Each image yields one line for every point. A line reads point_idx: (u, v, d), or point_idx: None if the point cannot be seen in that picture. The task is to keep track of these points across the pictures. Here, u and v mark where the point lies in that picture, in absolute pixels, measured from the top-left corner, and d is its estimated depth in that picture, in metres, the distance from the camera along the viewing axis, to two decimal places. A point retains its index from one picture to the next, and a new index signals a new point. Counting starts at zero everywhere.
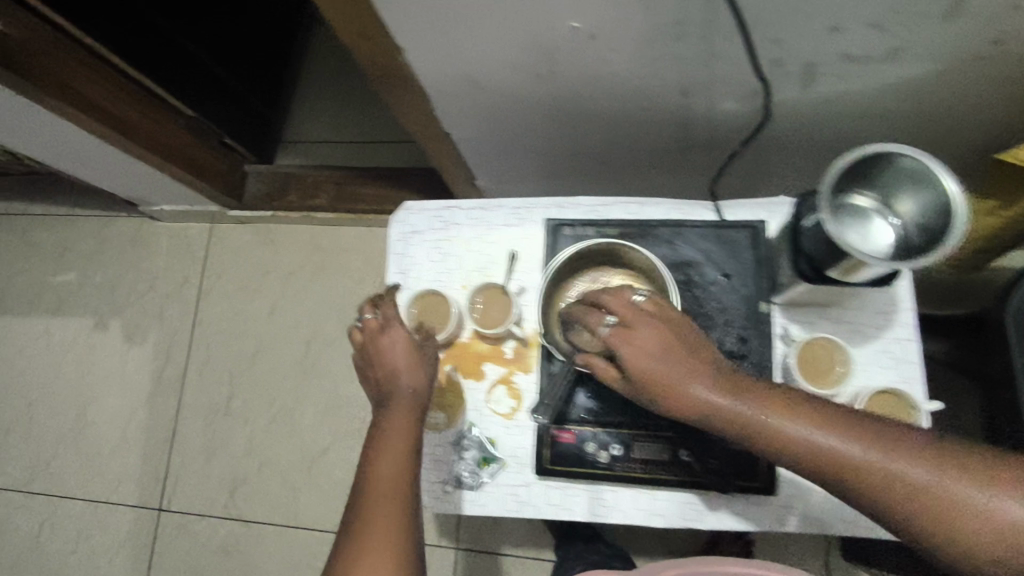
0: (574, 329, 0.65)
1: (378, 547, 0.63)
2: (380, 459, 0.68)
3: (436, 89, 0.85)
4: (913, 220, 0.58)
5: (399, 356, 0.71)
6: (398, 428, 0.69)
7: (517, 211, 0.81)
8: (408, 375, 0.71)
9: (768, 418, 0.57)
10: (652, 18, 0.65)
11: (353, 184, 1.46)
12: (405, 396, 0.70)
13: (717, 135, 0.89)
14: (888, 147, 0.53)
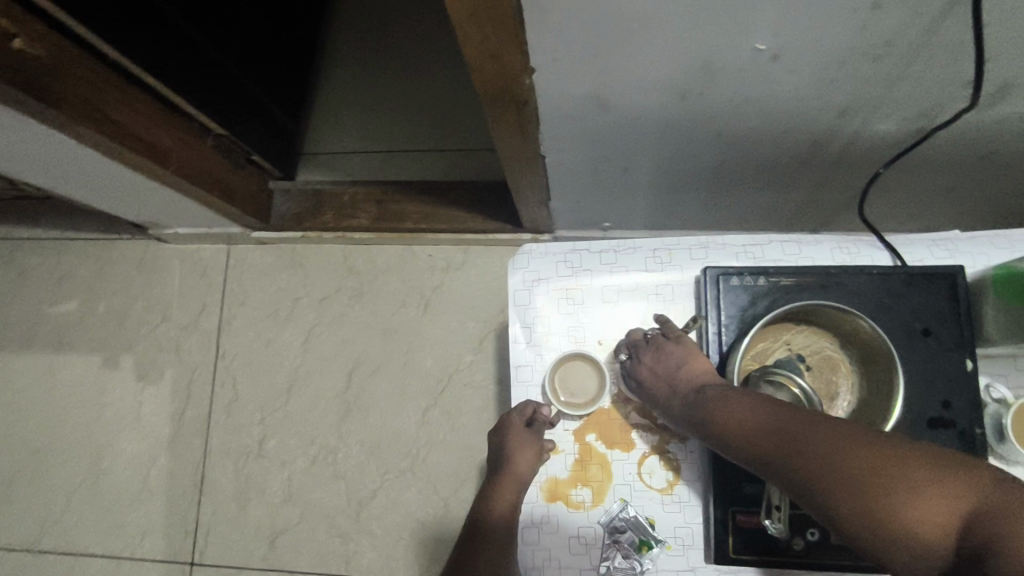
0: (631, 357, 0.72)
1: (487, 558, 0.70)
2: (499, 517, 0.72)
3: (555, 113, 0.75)
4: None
5: (520, 448, 0.72)
6: (502, 503, 0.73)
7: (657, 255, 0.77)
8: (519, 467, 0.72)
9: (801, 437, 0.56)
10: (857, 35, 0.56)
11: (395, 201, 1.32)
12: (509, 480, 0.73)
13: (851, 160, 0.81)
14: None
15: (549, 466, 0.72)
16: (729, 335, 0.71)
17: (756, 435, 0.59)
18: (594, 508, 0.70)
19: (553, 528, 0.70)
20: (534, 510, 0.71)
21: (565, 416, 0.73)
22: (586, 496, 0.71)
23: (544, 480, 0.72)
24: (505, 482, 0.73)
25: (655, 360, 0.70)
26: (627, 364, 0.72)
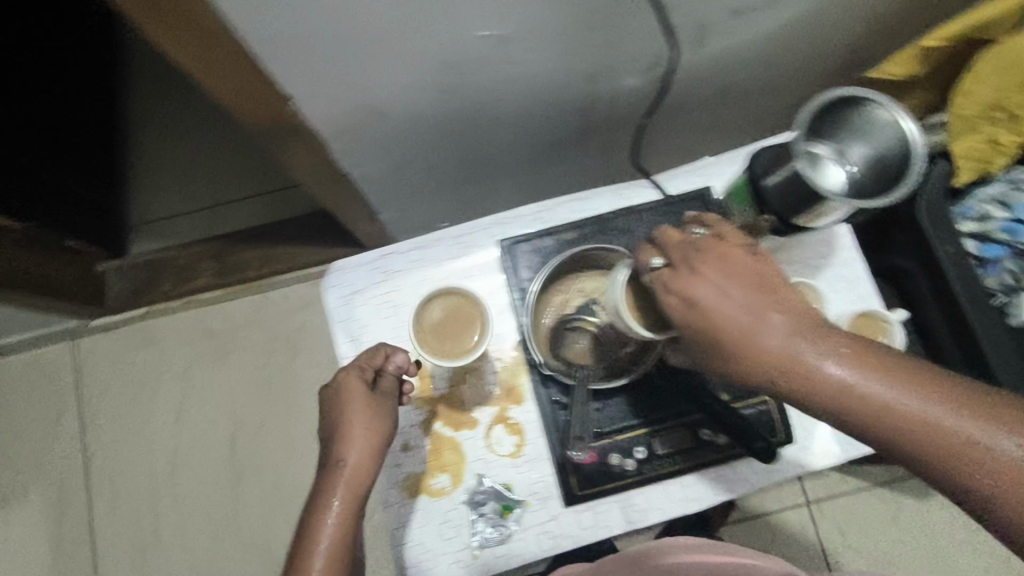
0: (682, 269, 0.58)
1: (321, 551, 0.60)
2: (320, 510, 0.62)
3: (332, 132, 0.76)
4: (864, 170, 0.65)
5: (357, 419, 0.65)
6: (332, 495, 0.63)
7: (459, 240, 0.76)
8: (349, 445, 0.65)
9: (923, 391, 0.50)
10: (560, 8, 0.62)
11: (231, 252, 1.32)
12: (342, 466, 0.64)
13: (619, 115, 0.89)
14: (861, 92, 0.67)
15: (404, 464, 0.71)
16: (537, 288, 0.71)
17: (801, 385, 0.52)
18: (455, 490, 0.71)
19: (417, 522, 0.70)
20: (397, 512, 0.70)
21: (409, 411, 0.72)
22: (446, 482, 0.71)
23: (403, 478, 0.71)
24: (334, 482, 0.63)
25: (733, 268, 0.57)
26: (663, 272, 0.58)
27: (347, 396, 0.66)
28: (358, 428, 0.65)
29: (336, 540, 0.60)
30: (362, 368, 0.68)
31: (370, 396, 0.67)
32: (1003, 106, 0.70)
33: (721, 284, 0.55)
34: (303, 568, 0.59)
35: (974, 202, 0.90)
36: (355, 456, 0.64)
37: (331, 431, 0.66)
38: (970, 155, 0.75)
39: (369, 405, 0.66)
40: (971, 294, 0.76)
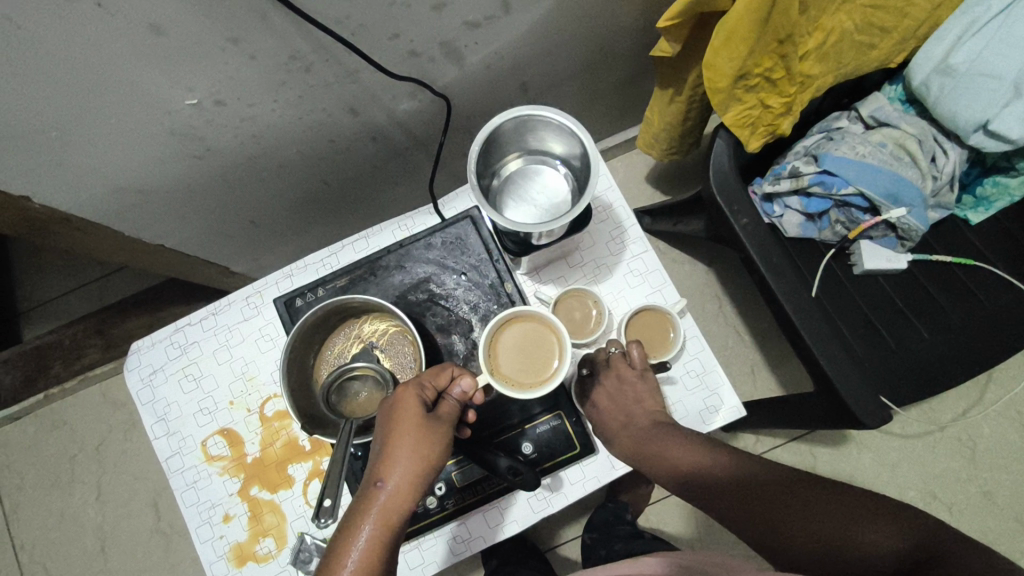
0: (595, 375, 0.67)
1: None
2: (337, 552, 0.48)
3: (105, 216, 0.75)
4: (564, 155, 0.59)
5: (407, 440, 0.52)
6: (355, 530, 0.49)
7: (249, 301, 0.74)
8: (392, 469, 0.52)
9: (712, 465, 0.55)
10: (260, 62, 0.60)
11: (116, 323, 1.29)
12: (378, 495, 0.51)
13: (418, 133, 0.88)
14: (509, 111, 0.53)
15: (228, 535, 0.71)
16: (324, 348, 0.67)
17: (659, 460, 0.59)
18: (281, 552, 0.70)
19: None
20: None
21: (226, 482, 0.72)
22: (272, 545, 0.71)
23: (229, 549, 0.70)
24: (382, 509, 0.50)
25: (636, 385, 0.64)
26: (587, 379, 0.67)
27: (392, 414, 0.54)
28: (411, 449, 0.52)
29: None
30: (421, 385, 0.56)
31: (422, 412, 0.54)
32: (753, 72, 0.68)
33: (614, 394, 0.64)
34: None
35: (789, 159, 0.89)
36: (405, 483, 0.51)
37: (372, 451, 0.53)
38: (745, 124, 0.75)
39: (416, 423, 0.53)
40: (771, 262, 0.77)
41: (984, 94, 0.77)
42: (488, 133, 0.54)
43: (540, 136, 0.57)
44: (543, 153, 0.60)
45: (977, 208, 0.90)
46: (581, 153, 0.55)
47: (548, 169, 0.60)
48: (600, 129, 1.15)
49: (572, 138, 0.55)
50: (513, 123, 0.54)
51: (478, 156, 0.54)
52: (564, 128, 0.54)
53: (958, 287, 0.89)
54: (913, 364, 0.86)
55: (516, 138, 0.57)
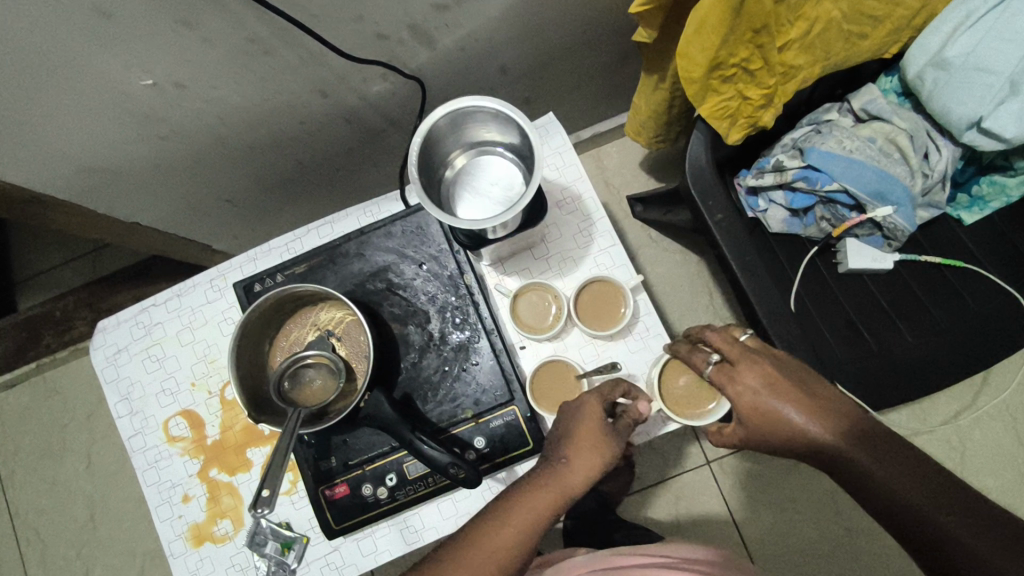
0: (729, 366, 0.57)
1: (486, 554, 0.50)
2: (506, 509, 0.52)
3: (73, 195, 0.74)
4: (512, 144, 0.57)
5: (590, 442, 0.55)
6: (530, 495, 0.53)
7: (212, 284, 0.74)
8: (581, 453, 0.55)
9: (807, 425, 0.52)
10: (215, 44, 0.59)
11: (105, 296, 1.30)
12: (557, 478, 0.54)
13: (394, 115, 0.86)
14: (438, 110, 0.51)
15: (186, 516, 0.71)
16: (278, 338, 0.66)
17: (760, 422, 0.54)
18: (238, 533, 0.70)
19: (203, 569, 0.70)
20: (186, 563, 0.70)
21: (185, 463, 0.72)
22: (230, 527, 0.71)
23: (188, 529, 0.71)
24: (546, 489, 0.53)
25: (748, 364, 0.56)
26: (715, 370, 0.58)
27: (588, 405, 0.57)
28: (600, 442, 0.56)
29: (518, 548, 0.51)
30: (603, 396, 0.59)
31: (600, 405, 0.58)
32: (728, 63, 0.66)
33: (751, 390, 0.54)
34: (479, 560, 0.50)
35: (774, 153, 0.86)
36: (582, 476, 0.54)
37: (554, 439, 0.57)
38: (723, 116, 0.73)
39: (601, 417, 0.57)
40: (743, 260, 0.76)
41: (979, 89, 0.73)
42: (422, 138, 0.52)
43: (484, 126, 0.55)
44: (491, 143, 0.58)
45: (971, 208, 0.87)
46: (525, 138, 0.54)
47: (499, 159, 0.58)
48: (591, 112, 1.12)
49: (509, 122, 0.53)
50: (446, 119, 0.53)
51: (420, 152, 0.53)
52: (499, 113, 0.52)
53: (946, 291, 0.86)
54: (894, 369, 0.83)
55: (461, 131, 0.56)
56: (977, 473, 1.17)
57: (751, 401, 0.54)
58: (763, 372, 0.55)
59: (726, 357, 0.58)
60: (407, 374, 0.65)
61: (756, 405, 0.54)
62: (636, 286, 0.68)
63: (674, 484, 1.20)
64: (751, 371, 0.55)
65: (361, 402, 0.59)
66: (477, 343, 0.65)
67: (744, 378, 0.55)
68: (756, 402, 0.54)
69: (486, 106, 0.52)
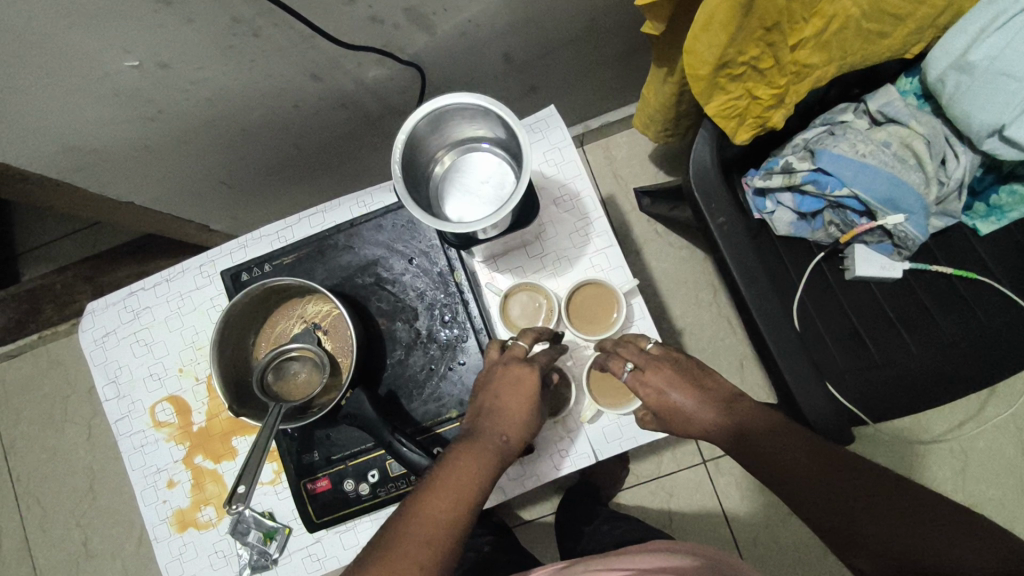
0: (641, 371, 0.59)
1: (434, 516, 0.49)
2: (443, 476, 0.52)
3: (63, 175, 0.74)
4: (500, 140, 0.55)
5: (519, 397, 0.56)
6: (466, 460, 0.53)
7: (202, 269, 0.73)
8: (510, 421, 0.56)
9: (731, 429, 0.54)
10: (199, 26, 0.57)
11: (106, 271, 1.29)
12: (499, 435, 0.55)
13: (394, 101, 0.84)
14: (423, 107, 0.49)
15: (171, 501, 0.71)
16: (263, 330, 0.65)
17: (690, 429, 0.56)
18: (221, 520, 0.70)
19: (185, 555, 0.70)
20: (168, 547, 0.71)
21: (170, 449, 0.72)
22: (213, 514, 0.71)
23: (172, 514, 0.71)
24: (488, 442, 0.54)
25: (653, 366, 0.58)
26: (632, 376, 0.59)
27: (513, 373, 0.57)
28: (529, 409, 0.57)
29: (462, 514, 0.50)
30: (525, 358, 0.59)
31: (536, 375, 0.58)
32: (736, 61, 0.63)
33: (660, 391, 0.57)
34: (429, 521, 0.49)
35: (784, 153, 0.83)
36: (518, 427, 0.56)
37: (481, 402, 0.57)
38: (730, 115, 0.70)
39: (533, 385, 0.57)
40: (744, 265, 0.73)
41: (1002, 96, 0.70)
42: (406, 138, 0.50)
43: (471, 122, 0.53)
44: (479, 139, 0.56)
45: (988, 217, 0.83)
46: (515, 137, 0.52)
47: (489, 155, 0.56)
48: (599, 102, 1.09)
49: (499, 120, 0.51)
50: (433, 116, 0.51)
51: (404, 150, 0.51)
52: (487, 110, 0.50)
53: (957, 303, 0.83)
54: (896, 380, 0.81)
55: (448, 128, 0.54)
56: (979, 484, 1.15)
57: (657, 402, 0.57)
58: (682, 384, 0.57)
59: (638, 364, 0.59)
60: (393, 371, 0.64)
61: (670, 407, 0.57)
62: (630, 289, 0.66)
63: (668, 482, 1.19)
64: (658, 375, 0.57)
65: (343, 400, 0.58)
66: (465, 343, 0.64)
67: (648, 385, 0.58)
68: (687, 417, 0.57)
69: (473, 103, 0.50)
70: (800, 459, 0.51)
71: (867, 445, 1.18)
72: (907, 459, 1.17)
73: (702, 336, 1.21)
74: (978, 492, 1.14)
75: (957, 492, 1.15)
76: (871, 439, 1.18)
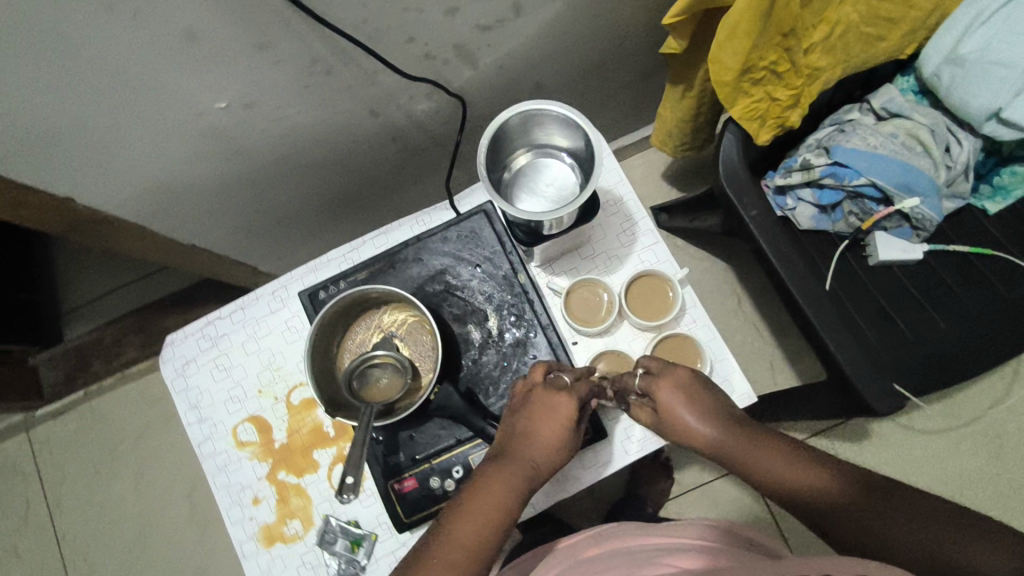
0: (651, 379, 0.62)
1: (460, 539, 0.53)
2: (478, 491, 0.56)
3: (141, 217, 0.79)
4: (571, 148, 0.62)
5: (548, 423, 0.59)
6: (500, 479, 0.56)
7: (276, 294, 0.78)
8: (542, 446, 0.58)
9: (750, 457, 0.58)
10: (283, 67, 0.64)
11: (152, 322, 1.35)
12: (527, 458, 0.58)
13: (436, 133, 0.91)
14: (512, 108, 0.56)
15: (257, 517, 0.74)
16: (346, 340, 0.70)
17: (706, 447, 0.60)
18: (307, 533, 0.73)
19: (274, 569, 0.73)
20: (257, 563, 0.73)
21: (254, 466, 0.75)
22: (299, 527, 0.74)
23: (259, 530, 0.74)
24: (516, 467, 0.57)
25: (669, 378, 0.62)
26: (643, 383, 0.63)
27: (549, 400, 0.60)
28: (558, 435, 0.59)
29: (487, 537, 0.53)
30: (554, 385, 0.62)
31: (579, 401, 0.60)
32: (758, 66, 0.70)
33: (677, 405, 0.60)
34: (452, 543, 0.53)
35: (800, 152, 0.90)
36: (548, 452, 0.58)
37: (511, 426, 0.60)
38: (753, 117, 0.77)
39: (570, 413, 0.60)
40: (780, 250, 0.79)
41: (995, 83, 0.77)
42: (492, 135, 0.56)
43: (548, 130, 0.60)
44: (554, 147, 0.63)
45: (995, 198, 0.90)
46: (587, 145, 0.58)
47: (556, 162, 0.63)
48: (616, 126, 1.16)
49: (576, 128, 0.58)
50: (520, 118, 0.58)
51: (487, 151, 0.57)
52: (568, 118, 0.57)
53: (978, 279, 0.88)
54: (930, 355, 0.86)
55: (527, 131, 0.61)
56: (1015, 464, 1.17)
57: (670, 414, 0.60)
58: (697, 407, 0.60)
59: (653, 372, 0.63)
60: (468, 370, 0.69)
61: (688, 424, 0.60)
62: (680, 278, 0.72)
63: (713, 486, 1.21)
64: (669, 387, 0.61)
65: (432, 395, 0.64)
66: (534, 339, 0.69)
67: (677, 408, 0.60)
68: (707, 445, 0.60)
69: (555, 111, 0.57)
70: (829, 491, 0.53)
71: (902, 435, 1.21)
72: (942, 445, 1.20)
73: (731, 340, 1.26)
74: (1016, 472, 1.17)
75: (996, 474, 1.17)
76: (906, 429, 1.21)
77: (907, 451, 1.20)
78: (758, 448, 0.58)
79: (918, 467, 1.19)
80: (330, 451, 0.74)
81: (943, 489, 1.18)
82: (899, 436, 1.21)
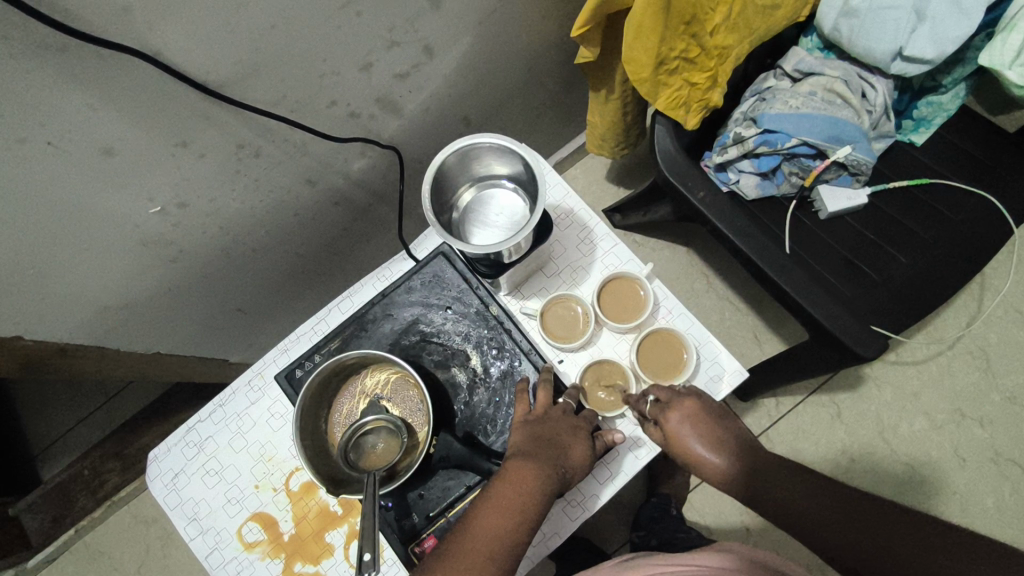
0: (660, 406, 0.63)
1: (493, 519, 0.50)
2: (505, 480, 0.53)
3: (97, 337, 0.77)
4: (513, 175, 0.63)
5: (568, 433, 0.60)
6: (529, 466, 0.53)
7: (252, 384, 0.76)
8: (567, 448, 0.58)
9: (751, 481, 0.58)
10: (210, 158, 0.63)
11: (131, 441, 1.29)
12: (558, 454, 0.57)
13: (378, 187, 0.91)
14: (449, 147, 0.57)
15: None
16: (333, 414, 0.68)
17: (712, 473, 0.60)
18: None
19: None
20: None
21: (268, 566, 0.72)
22: None
23: None
24: (547, 457, 0.55)
25: (681, 403, 0.63)
26: (652, 406, 0.64)
27: (569, 421, 0.61)
28: (583, 446, 0.59)
29: (519, 520, 0.50)
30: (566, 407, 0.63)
31: (586, 429, 0.61)
32: (670, 56, 0.73)
33: (689, 426, 0.61)
34: (482, 526, 0.50)
35: (730, 127, 0.92)
36: (575, 455, 0.58)
37: (532, 430, 0.59)
38: (677, 105, 0.79)
39: (583, 432, 0.61)
40: (736, 226, 0.81)
41: (890, 25, 0.80)
42: (434, 175, 0.57)
43: (487, 161, 0.61)
44: (497, 177, 0.64)
45: (918, 130, 0.94)
46: (527, 168, 0.59)
47: (500, 190, 0.64)
48: (550, 141, 1.18)
49: (513, 154, 0.59)
50: (458, 155, 0.58)
51: (431, 198, 0.58)
52: (505, 148, 0.58)
53: (922, 208, 0.92)
54: (900, 291, 0.88)
55: (468, 167, 0.61)
56: (1005, 374, 1.21)
57: (677, 437, 0.61)
58: (706, 433, 0.61)
59: (662, 399, 0.64)
60: (463, 414, 0.68)
61: (696, 448, 0.61)
62: (646, 273, 0.72)
63: None
64: (679, 410, 0.62)
65: (433, 448, 0.63)
66: (519, 367, 0.69)
67: (687, 437, 0.61)
68: (719, 473, 0.60)
69: (491, 142, 0.58)
70: (816, 505, 0.53)
71: (894, 372, 1.23)
72: (933, 372, 1.22)
73: (710, 320, 1.27)
74: (1007, 381, 1.20)
75: (989, 388, 1.21)
76: (897, 365, 1.23)
77: (903, 386, 1.22)
78: (766, 465, 0.58)
79: (916, 399, 1.22)
80: (343, 531, 0.71)
81: (945, 414, 1.20)
82: (891, 374, 1.23)
